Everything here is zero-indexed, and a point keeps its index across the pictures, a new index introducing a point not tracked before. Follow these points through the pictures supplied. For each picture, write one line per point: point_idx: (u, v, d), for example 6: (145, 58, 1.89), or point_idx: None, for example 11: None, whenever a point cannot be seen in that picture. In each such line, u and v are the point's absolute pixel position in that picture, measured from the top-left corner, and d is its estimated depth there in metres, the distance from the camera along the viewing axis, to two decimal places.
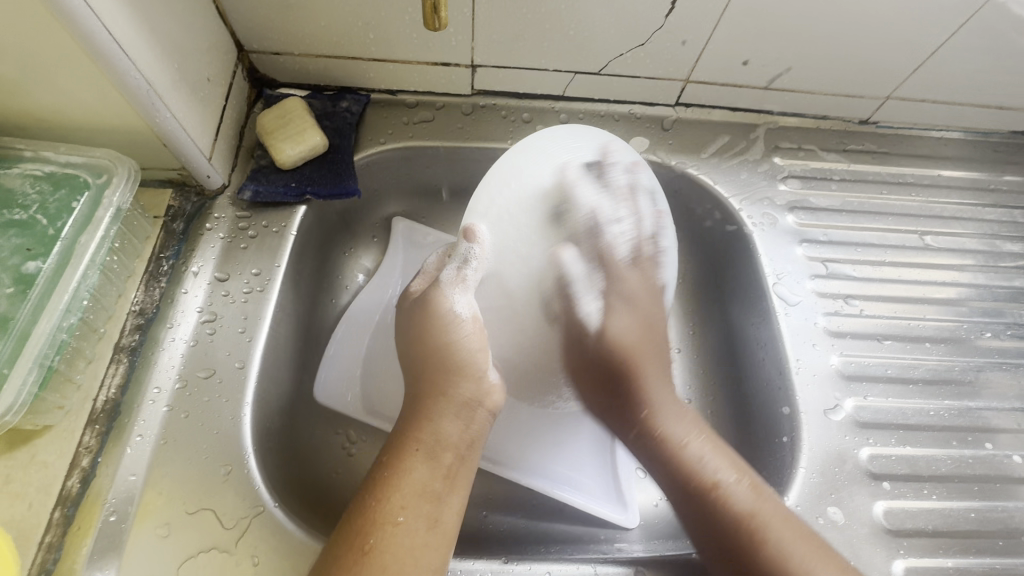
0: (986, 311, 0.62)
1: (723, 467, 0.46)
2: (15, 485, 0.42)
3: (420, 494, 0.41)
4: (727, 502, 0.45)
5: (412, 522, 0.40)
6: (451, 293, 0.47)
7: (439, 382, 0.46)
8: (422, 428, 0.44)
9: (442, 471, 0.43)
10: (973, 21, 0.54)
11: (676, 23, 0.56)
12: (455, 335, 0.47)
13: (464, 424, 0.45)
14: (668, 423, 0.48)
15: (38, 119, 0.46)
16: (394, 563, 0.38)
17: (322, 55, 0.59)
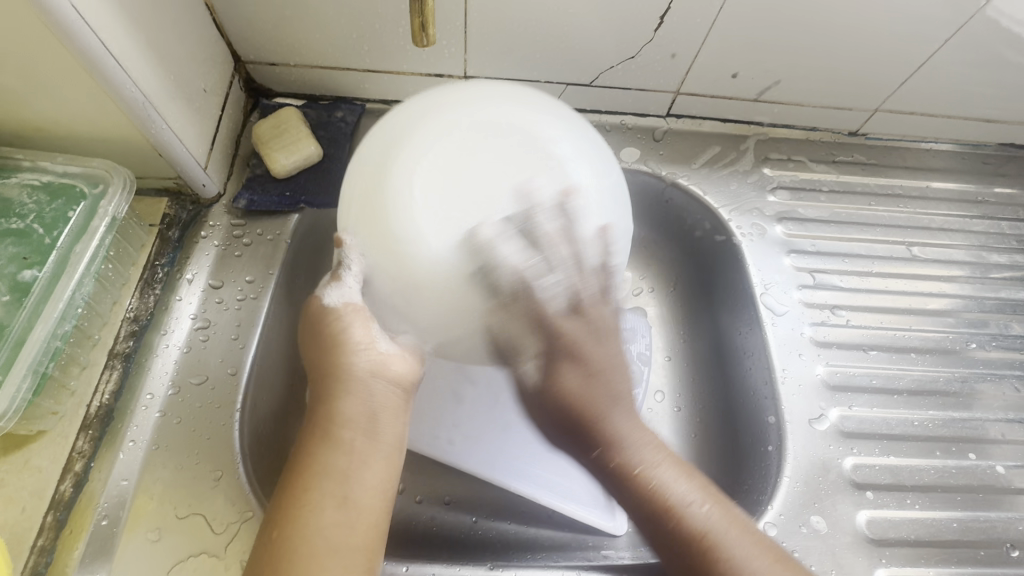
0: (972, 322, 0.63)
1: (687, 484, 0.42)
2: (9, 489, 0.42)
3: (324, 475, 0.39)
4: (683, 524, 0.41)
5: (321, 505, 0.38)
6: (326, 292, 0.44)
7: (328, 370, 0.43)
8: (320, 410, 0.42)
9: (344, 448, 0.40)
10: (957, 35, 0.55)
11: (665, 37, 0.57)
12: (336, 327, 0.43)
13: (365, 400, 0.42)
14: (626, 452, 0.43)
15: (37, 129, 0.47)
16: (303, 547, 0.37)
17: (317, 65, 0.60)
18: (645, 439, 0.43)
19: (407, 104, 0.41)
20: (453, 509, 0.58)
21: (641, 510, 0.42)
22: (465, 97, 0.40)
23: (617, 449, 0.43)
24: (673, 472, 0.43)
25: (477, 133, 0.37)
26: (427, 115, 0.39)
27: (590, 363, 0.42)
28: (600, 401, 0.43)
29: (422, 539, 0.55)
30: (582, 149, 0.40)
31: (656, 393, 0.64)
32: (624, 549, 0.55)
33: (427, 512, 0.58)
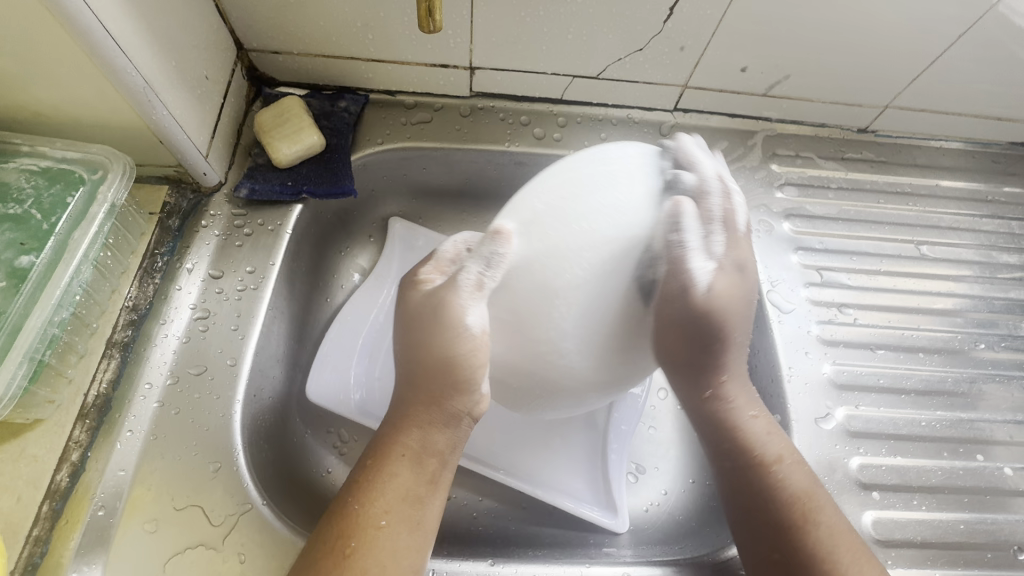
0: (980, 322, 0.62)
1: (787, 445, 0.45)
2: (5, 478, 0.42)
3: (403, 500, 0.41)
4: (784, 481, 0.43)
5: (395, 526, 0.40)
6: (464, 303, 0.43)
7: (439, 395, 0.43)
8: (410, 433, 0.43)
9: (426, 476, 0.42)
10: (970, 32, 0.55)
11: (674, 30, 0.56)
12: (463, 351, 0.42)
13: (453, 433, 0.44)
14: (736, 396, 0.46)
15: (34, 113, 0.46)
16: (375, 567, 0.38)
17: (320, 54, 0.59)
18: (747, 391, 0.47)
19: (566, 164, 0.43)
20: (452, 504, 0.57)
21: (746, 453, 0.45)
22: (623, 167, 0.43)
23: (733, 384, 0.47)
24: (776, 436, 0.46)
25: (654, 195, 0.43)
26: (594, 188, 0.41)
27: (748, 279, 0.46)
28: (742, 327, 0.46)
29: None
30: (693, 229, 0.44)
31: (658, 390, 0.64)
32: (625, 547, 0.55)
33: None
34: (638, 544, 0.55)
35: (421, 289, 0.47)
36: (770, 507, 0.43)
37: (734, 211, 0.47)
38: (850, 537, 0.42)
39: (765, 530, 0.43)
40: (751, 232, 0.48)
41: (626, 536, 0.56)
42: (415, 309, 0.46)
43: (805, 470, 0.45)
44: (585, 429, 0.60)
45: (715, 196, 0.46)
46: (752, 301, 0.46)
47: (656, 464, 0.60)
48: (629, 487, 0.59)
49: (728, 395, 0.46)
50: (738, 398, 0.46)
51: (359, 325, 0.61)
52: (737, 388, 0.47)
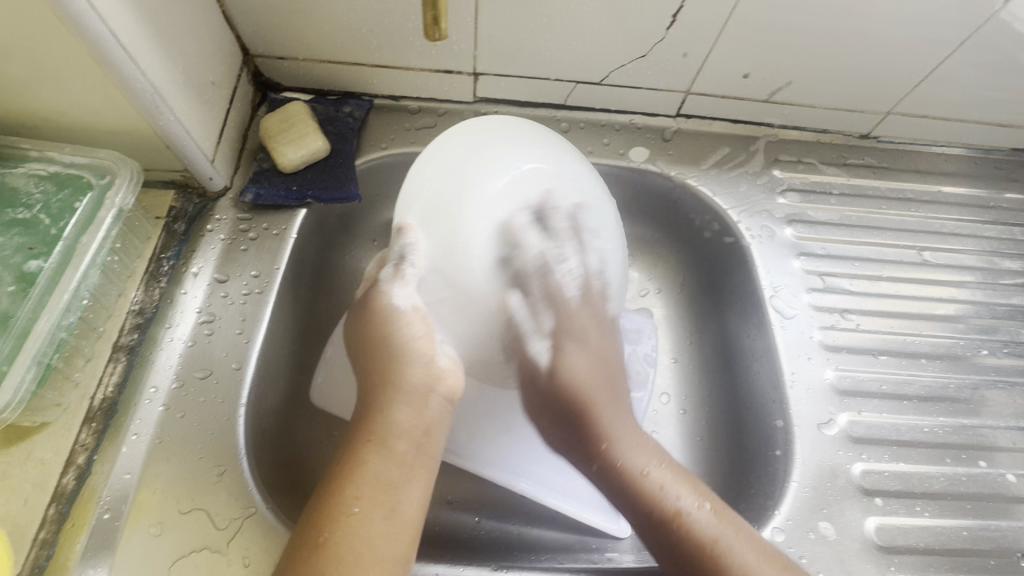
0: (983, 328, 0.62)
1: (692, 491, 0.45)
2: (12, 481, 0.42)
3: (375, 485, 0.41)
4: (692, 531, 0.43)
5: (367, 511, 0.39)
6: (392, 287, 0.47)
7: (391, 377, 0.46)
8: (375, 420, 0.44)
9: (397, 460, 0.42)
10: (971, 40, 0.55)
11: (677, 36, 0.56)
12: (399, 327, 0.47)
13: (414, 412, 0.44)
14: (627, 454, 0.46)
15: (43, 119, 0.46)
16: (350, 553, 0.38)
17: (325, 60, 0.60)
18: (641, 444, 0.47)
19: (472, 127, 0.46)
20: (455, 508, 0.58)
21: (645, 509, 0.44)
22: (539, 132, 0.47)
23: (621, 446, 0.46)
24: (679, 485, 0.45)
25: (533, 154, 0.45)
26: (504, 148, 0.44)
27: (593, 346, 0.49)
28: (602, 387, 0.48)
29: (426, 536, 0.54)
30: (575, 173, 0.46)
31: (661, 395, 0.64)
32: (627, 552, 0.55)
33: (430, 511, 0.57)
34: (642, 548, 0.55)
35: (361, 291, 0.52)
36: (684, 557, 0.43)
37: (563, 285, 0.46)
38: (768, 573, 0.41)
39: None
40: (584, 295, 0.47)
41: (629, 540, 0.56)
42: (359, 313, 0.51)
43: (721, 513, 0.44)
44: None
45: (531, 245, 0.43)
46: (587, 362, 0.48)
47: None
48: None
49: (616, 458, 0.46)
50: (630, 455, 0.46)
51: None
52: (627, 445, 0.47)
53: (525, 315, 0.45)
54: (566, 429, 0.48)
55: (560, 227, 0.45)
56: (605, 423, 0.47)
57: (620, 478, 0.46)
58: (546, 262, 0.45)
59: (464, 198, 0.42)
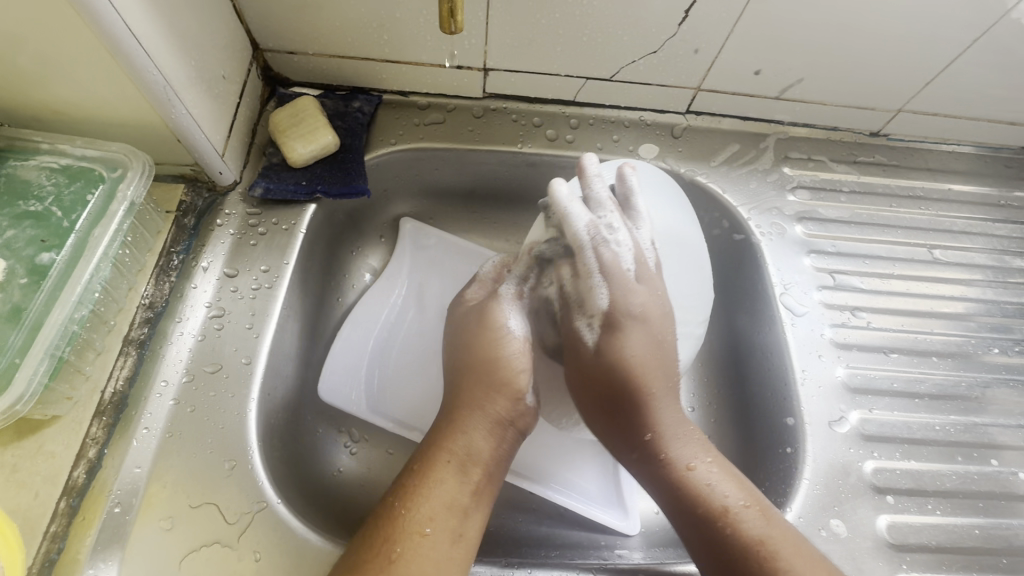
0: (993, 327, 0.62)
1: (743, 490, 0.45)
2: (22, 474, 0.42)
3: (447, 507, 0.43)
4: (738, 531, 0.43)
5: (437, 534, 0.42)
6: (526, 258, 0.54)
7: (481, 400, 0.49)
8: (456, 441, 0.47)
9: (470, 485, 0.45)
10: (984, 38, 0.55)
11: (689, 33, 0.56)
12: (500, 352, 0.51)
13: (494, 442, 0.48)
14: (675, 449, 0.47)
15: (55, 112, 0.46)
16: (417, 572, 0.40)
17: (335, 55, 0.59)
18: (687, 440, 0.48)
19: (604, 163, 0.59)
20: None
21: (690, 502, 0.45)
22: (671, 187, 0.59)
23: (668, 440, 0.48)
24: (728, 483, 0.45)
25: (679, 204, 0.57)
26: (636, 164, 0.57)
27: (654, 329, 0.50)
28: (660, 374, 0.50)
29: None
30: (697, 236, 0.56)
31: None
32: (636, 549, 0.55)
33: None
34: (650, 546, 0.55)
35: (465, 301, 0.56)
36: (729, 555, 0.42)
37: (617, 258, 0.51)
38: None
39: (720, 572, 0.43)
40: (639, 272, 0.51)
41: (637, 538, 0.56)
42: (460, 318, 0.55)
43: (770, 518, 0.44)
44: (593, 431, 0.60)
45: (577, 212, 0.51)
46: (648, 338, 0.50)
47: None
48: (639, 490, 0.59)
49: (660, 450, 0.47)
50: (676, 449, 0.47)
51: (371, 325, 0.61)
52: (671, 440, 0.48)
53: (579, 278, 0.51)
54: (615, 416, 0.50)
55: (631, 215, 0.53)
56: (654, 414, 0.49)
57: (661, 469, 0.47)
58: (596, 230, 0.51)
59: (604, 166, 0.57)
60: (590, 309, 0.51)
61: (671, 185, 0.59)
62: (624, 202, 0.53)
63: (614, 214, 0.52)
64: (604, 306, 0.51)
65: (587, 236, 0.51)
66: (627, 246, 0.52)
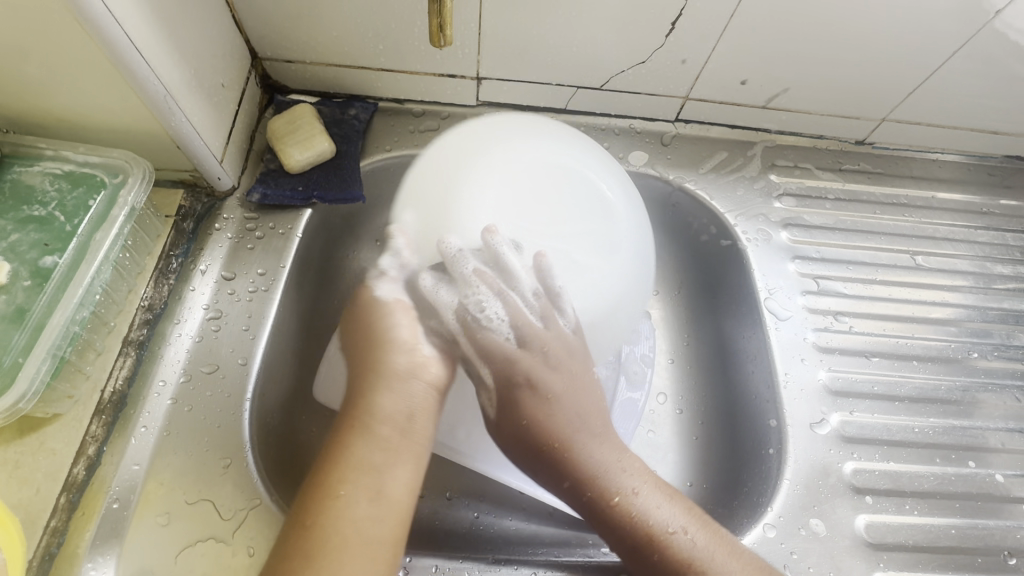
0: (974, 331, 0.64)
1: (675, 512, 0.45)
2: (23, 470, 0.43)
3: (358, 468, 0.42)
4: (668, 554, 0.43)
5: (350, 494, 0.41)
6: (376, 284, 0.51)
7: (373, 365, 0.48)
8: (359, 407, 0.46)
9: (381, 443, 0.44)
10: (962, 49, 0.56)
11: (676, 43, 0.58)
12: (387, 325, 0.50)
13: (400, 397, 0.46)
14: (603, 483, 0.46)
15: (59, 119, 0.47)
16: (335, 535, 0.39)
17: (332, 63, 0.61)
18: (620, 471, 0.47)
19: (435, 146, 0.50)
20: (455, 504, 0.59)
21: (625, 535, 0.45)
22: (503, 135, 0.49)
23: (595, 479, 0.46)
24: (661, 509, 0.45)
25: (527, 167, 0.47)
26: (447, 171, 0.48)
27: (556, 388, 0.48)
28: (570, 425, 0.47)
29: (424, 532, 0.56)
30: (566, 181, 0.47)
31: (656, 395, 0.65)
32: None
33: (430, 506, 0.58)
34: None
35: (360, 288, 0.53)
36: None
37: (494, 329, 0.48)
38: None
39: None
40: (521, 339, 0.48)
41: None
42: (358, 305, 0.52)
43: (697, 532, 0.44)
44: None
45: (446, 298, 0.49)
46: (538, 403, 0.47)
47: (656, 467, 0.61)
48: None
49: (589, 488, 0.46)
50: (607, 483, 0.46)
51: None
52: (603, 475, 0.46)
53: (470, 364, 0.49)
54: (539, 467, 0.48)
55: (511, 264, 0.47)
56: (580, 463, 0.47)
57: (596, 509, 0.46)
58: (466, 315, 0.49)
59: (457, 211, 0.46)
60: (490, 389, 0.49)
61: (516, 135, 0.49)
62: (493, 252, 0.47)
63: (499, 277, 0.48)
64: (492, 383, 0.49)
65: (459, 322, 0.49)
66: (502, 313, 0.48)
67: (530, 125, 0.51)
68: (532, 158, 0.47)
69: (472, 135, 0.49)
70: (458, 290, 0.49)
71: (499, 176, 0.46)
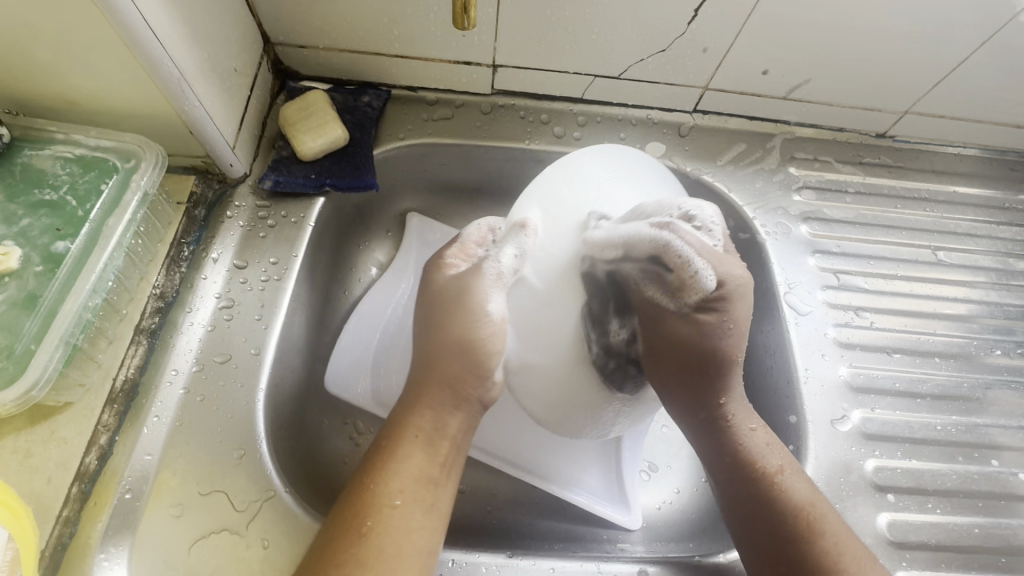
0: (995, 328, 0.63)
1: (787, 457, 0.47)
2: (35, 460, 0.42)
3: (417, 480, 0.43)
4: (787, 492, 0.45)
5: (409, 506, 0.41)
6: (488, 292, 0.48)
7: (450, 376, 0.47)
8: (425, 418, 0.46)
9: (439, 458, 0.45)
10: (993, 40, 0.55)
11: (698, 31, 0.56)
12: (482, 334, 0.47)
13: (460, 417, 0.47)
14: (739, 411, 0.48)
15: (69, 101, 0.46)
16: (391, 544, 0.39)
17: (345, 49, 0.60)
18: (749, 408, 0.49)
19: (529, 187, 0.50)
20: (468, 497, 0.58)
21: (742, 468, 0.46)
22: (594, 153, 0.51)
23: (739, 405, 0.49)
24: (780, 450, 0.47)
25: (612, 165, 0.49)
26: (549, 189, 0.49)
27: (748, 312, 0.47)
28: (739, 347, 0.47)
29: None
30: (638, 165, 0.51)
31: None
32: (638, 543, 0.56)
33: None
34: (652, 541, 0.56)
35: (448, 275, 0.51)
36: (778, 515, 0.44)
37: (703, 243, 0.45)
38: (857, 543, 0.43)
39: (761, 530, 0.44)
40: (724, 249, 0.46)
41: (639, 532, 0.57)
42: (440, 293, 0.50)
43: (806, 481, 0.46)
44: None
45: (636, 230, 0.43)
46: (735, 320, 0.46)
47: (668, 463, 0.61)
48: (642, 485, 0.60)
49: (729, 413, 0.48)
50: (740, 413, 0.48)
51: (377, 319, 0.62)
52: (738, 405, 0.49)
53: (642, 276, 0.45)
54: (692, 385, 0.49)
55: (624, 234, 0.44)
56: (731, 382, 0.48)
57: (724, 436, 0.48)
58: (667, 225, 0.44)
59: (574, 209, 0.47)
60: (676, 300, 0.46)
61: (597, 153, 0.51)
62: (634, 211, 0.45)
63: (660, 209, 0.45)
64: (711, 287, 0.45)
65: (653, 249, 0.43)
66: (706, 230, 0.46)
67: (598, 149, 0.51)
68: (614, 167, 0.49)
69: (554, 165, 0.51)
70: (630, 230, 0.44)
71: (590, 181, 0.48)
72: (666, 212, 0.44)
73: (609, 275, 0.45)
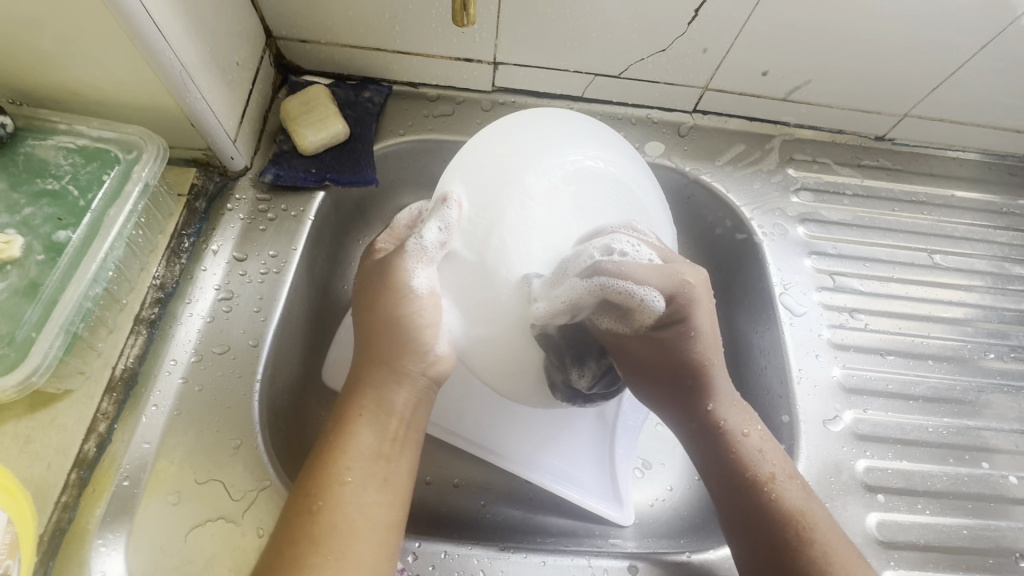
0: (991, 332, 0.63)
1: (782, 464, 0.47)
2: (35, 445, 0.42)
3: (366, 457, 0.42)
4: (779, 498, 0.45)
5: (361, 483, 0.41)
6: (411, 268, 0.45)
7: (388, 354, 0.45)
8: (367, 395, 0.45)
9: (389, 435, 0.44)
10: (991, 45, 0.55)
11: (698, 32, 0.56)
12: (410, 310, 0.45)
13: (410, 393, 0.45)
14: (727, 417, 0.48)
15: (72, 93, 0.47)
16: (343, 523, 0.39)
17: (348, 44, 0.60)
18: (739, 413, 0.49)
19: (449, 178, 0.45)
20: (461, 491, 0.59)
21: (733, 475, 0.47)
22: (491, 156, 0.45)
23: (727, 409, 0.49)
24: (771, 455, 0.47)
25: (555, 149, 0.46)
26: (495, 165, 0.45)
27: (708, 330, 0.47)
28: (714, 354, 0.48)
29: (432, 517, 0.56)
30: (583, 150, 0.47)
31: None
32: (630, 539, 0.56)
33: (436, 493, 0.58)
34: (644, 537, 0.56)
35: (377, 258, 0.49)
36: (769, 524, 0.45)
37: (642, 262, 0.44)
38: (847, 545, 0.44)
39: (755, 539, 0.45)
40: (665, 261, 0.45)
41: (631, 528, 0.57)
42: (369, 276, 0.48)
43: (801, 487, 0.47)
44: (593, 423, 0.60)
45: (575, 264, 0.42)
46: (696, 328, 0.46)
47: (662, 460, 0.62)
48: (635, 482, 0.60)
49: (718, 419, 0.48)
50: (728, 416, 0.48)
51: None
52: (725, 408, 0.49)
53: (597, 311, 0.45)
54: (677, 392, 0.49)
55: (574, 264, 0.42)
56: (715, 387, 0.48)
57: (717, 441, 0.48)
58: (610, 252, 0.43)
59: (515, 204, 0.43)
60: (630, 324, 0.46)
61: (502, 145, 0.46)
62: (558, 273, 0.42)
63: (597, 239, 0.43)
64: (659, 313, 0.44)
65: (595, 285, 0.42)
66: (647, 250, 0.45)
67: (501, 127, 0.47)
68: (522, 161, 0.44)
69: (495, 130, 0.47)
70: (575, 263, 0.42)
71: (488, 199, 0.43)
72: (586, 259, 0.42)
73: (564, 331, 0.44)
